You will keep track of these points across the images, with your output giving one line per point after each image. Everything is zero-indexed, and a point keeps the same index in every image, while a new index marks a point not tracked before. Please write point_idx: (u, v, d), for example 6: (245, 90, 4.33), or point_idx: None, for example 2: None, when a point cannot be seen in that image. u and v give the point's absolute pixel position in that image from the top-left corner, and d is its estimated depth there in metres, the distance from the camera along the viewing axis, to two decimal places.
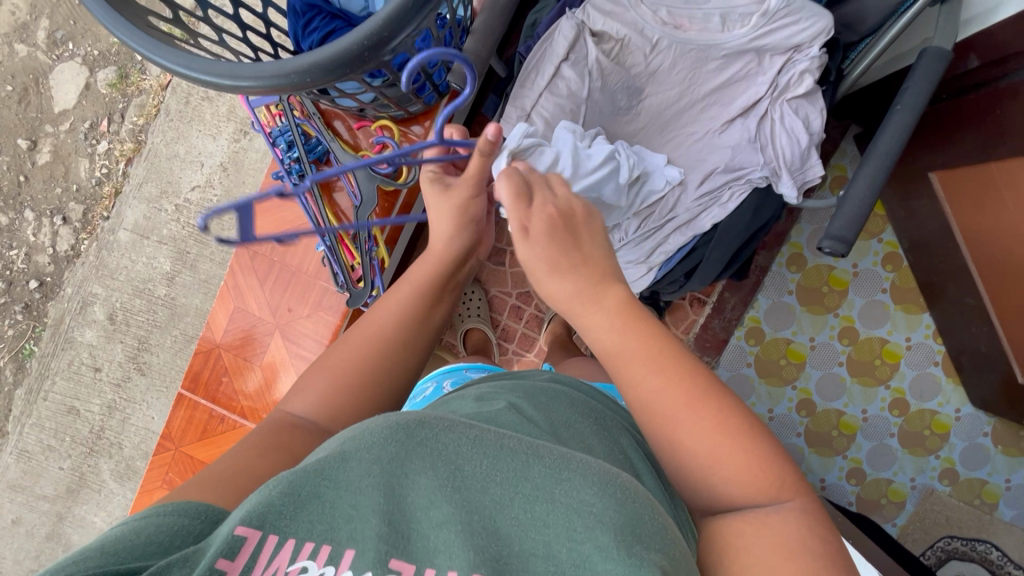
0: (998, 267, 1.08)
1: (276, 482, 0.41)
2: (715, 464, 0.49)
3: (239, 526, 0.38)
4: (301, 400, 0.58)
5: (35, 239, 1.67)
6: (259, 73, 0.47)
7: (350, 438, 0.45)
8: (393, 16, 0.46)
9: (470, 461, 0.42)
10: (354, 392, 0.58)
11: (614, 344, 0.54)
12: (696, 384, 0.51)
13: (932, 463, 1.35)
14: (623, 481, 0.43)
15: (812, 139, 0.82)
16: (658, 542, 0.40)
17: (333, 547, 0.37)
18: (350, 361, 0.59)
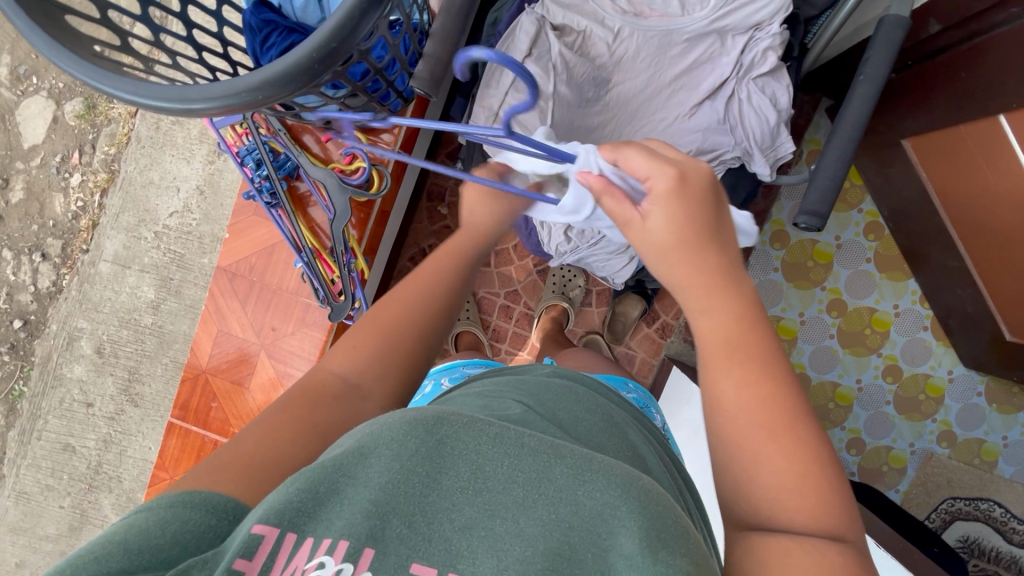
0: (976, 228, 1.09)
1: (296, 477, 0.40)
2: (775, 479, 0.47)
3: (256, 524, 0.37)
4: (338, 360, 0.56)
5: (15, 277, 1.65)
6: (210, 94, 0.46)
7: (366, 433, 0.43)
8: (341, 24, 0.45)
9: (490, 461, 0.41)
10: (391, 368, 0.57)
11: (737, 334, 0.52)
12: (787, 400, 0.50)
13: (929, 427, 1.37)
14: (646, 484, 0.41)
15: (780, 116, 0.82)
16: (684, 546, 0.38)
17: (353, 544, 0.36)
18: (389, 329, 0.57)
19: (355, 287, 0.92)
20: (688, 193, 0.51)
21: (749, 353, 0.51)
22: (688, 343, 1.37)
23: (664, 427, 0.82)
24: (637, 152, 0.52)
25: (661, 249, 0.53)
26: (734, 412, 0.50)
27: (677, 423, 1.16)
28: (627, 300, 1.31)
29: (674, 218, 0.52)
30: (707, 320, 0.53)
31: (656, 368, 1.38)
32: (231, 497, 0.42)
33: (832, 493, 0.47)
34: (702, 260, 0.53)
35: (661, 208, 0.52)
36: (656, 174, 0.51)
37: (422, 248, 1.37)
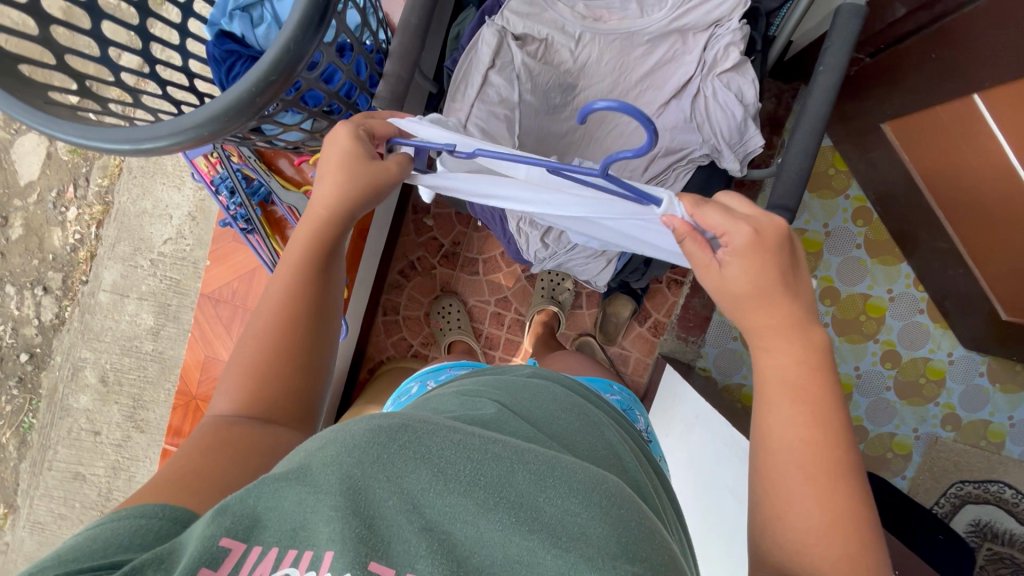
0: (962, 208, 1.07)
1: (259, 488, 0.39)
2: (806, 532, 0.47)
3: (222, 537, 0.36)
4: (223, 403, 0.55)
5: (20, 312, 1.69)
6: (158, 133, 0.47)
7: (329, 440, 0.43)
8: (280, 57, 0.46)
9: (452, 466, 0.41)
10: (278, 373, 0.57)
11: (797, 374, 0.52)
12: (839, 448, 0.49)
13: (932, 411, 1.35)
14: (608, 487, 0.42)
15: (748, 110, 0.80)
16: (643, 550, 0.39)
17: (315, 552, 0.35)
18: (257, 347, 0.57)
19: None
20: (768, 246, 0.52)
21: (810, 391, 0.51)
22: (681, 340, 1.37)
23: (647, 429, 0.83)
24: (713, 208, 0.53)
25: (737, 296, 0.54)
26: (783, 452, 0.50)
27: (672, 421, 1.16)
28: (617, 301, 1.30)
29: (752, 269, 0.52)
30: (769, 359, 0.53)
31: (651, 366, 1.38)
32: (187, 508, 0.43)
33: (866, 548, 0.47)
34: (769, 314, 0.53)
35: (739, 258, 0.53)
36: (737, 228, 0.52)
37: (410, 261, 1.38)
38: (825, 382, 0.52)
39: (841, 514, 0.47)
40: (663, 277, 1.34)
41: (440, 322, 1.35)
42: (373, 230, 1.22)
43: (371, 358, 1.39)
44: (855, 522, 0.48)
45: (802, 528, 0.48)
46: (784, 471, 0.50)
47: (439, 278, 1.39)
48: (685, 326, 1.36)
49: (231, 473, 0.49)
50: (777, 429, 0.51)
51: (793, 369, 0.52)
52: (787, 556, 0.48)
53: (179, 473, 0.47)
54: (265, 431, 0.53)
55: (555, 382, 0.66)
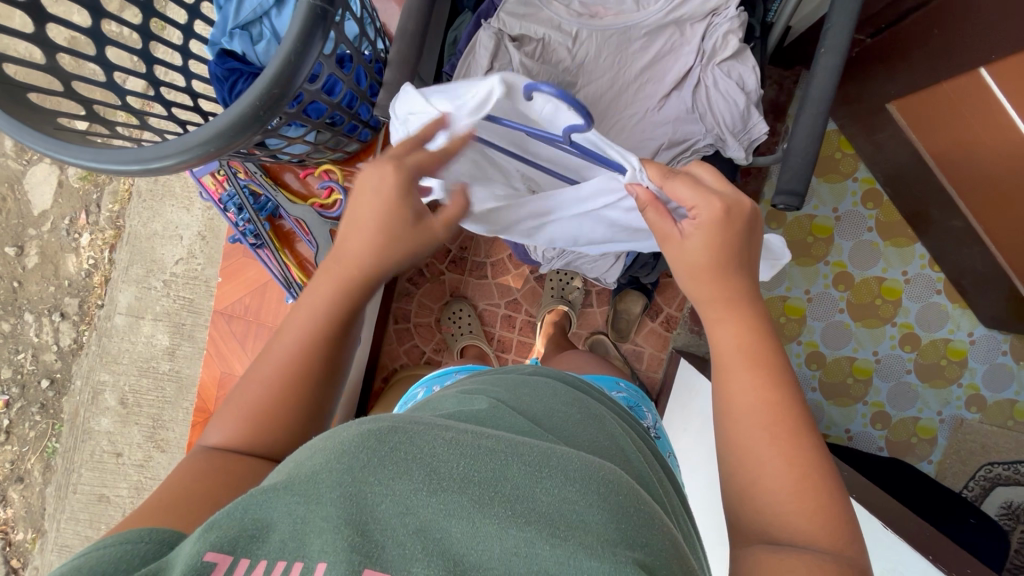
0: (975, 184, 1.05)
1: (247, 501, 0.38)
2: (778, 497, 0.48)
3: (207, 552, 0.35)
4: (219, 433, 0.55)
5: (39, 339, 1.71)
6: (165, 152, 0.48)
7: (315, 450, 0.43)
8: (280, 69, 0.47)
9: (446, 463, 0.40)
10: (281, 412, 0.55)
11: (747, 344, 0.52)
12: (795, 413, 0.50)
13: (956, 393, 1.32)
14: (605, 475, 0.43)
15: (749, 98, 0.81)
16: (644, 537, 0.40)
17: (306, 563, 0.35)
18: (265, 388, 0.55)
19: None
20: (732, 221, 0.52)
21: (764, 359, 0.52)
22: (695, 333, 1.35)
23: (654, 426, 0.83)
24: (681, 182, 0.53)
25: (694, 269, 0.54)
26: (743, 421, 0.51)
27: (689, 414, 1.15)
28: (627, 298, 1.29)
29: (712, 244, 0.52)
30: (720, 332, 0.54)
31: (665, 361, 1.37)
32: (172, 529, 0.42)
33: (839, 507, 0.48)
34: (712, 287, 0.54)
35: (703, 233, 0.52)
36: (701, 202, 0.52)
37: (419, 268, 1.39)
38: (780, 352, 0.53)
39: (811, 475, 0.48)
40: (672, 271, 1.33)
41: (451, 327, 1.36)
42: None
43: (385, 367, 1.40)
44: (826, 482, 0.48)
45: (775, 493, 0.48)
46: (746, 440, 0.50)
47: (448, 284, 1.39)
48: (698, 319, 1.35)
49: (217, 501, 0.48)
50: (734, 399, 0.51)
51: (747, 338, 0.52)
52: (764, 523, 0.48)
53: (166, 502, 0.46)
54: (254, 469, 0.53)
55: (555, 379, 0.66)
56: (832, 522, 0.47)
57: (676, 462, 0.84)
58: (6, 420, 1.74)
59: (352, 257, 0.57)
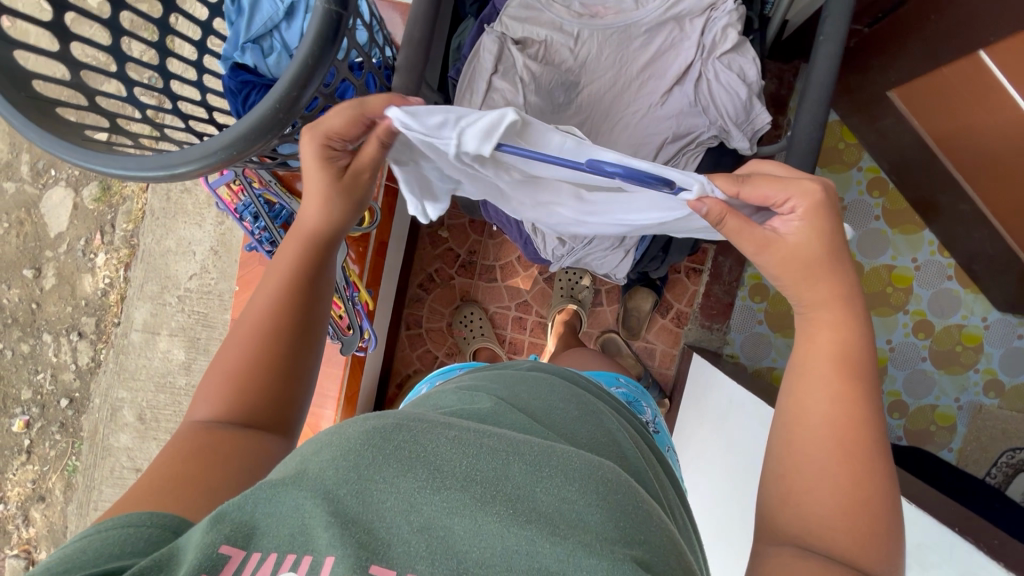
0: (981, 167, 1.05)
1: (257, 494, 0.39)
2: (823, 507, 0.48)
3: (222, 544, 0.36)
4: (207, 407, 0.55)
5: (57, 358, 1.74)
6: (188, 157, 0.50)
7: (320, 446, 0.44)
8: (298, 72, 0.49)
9: (449, 461, 0.41)
10: (261, 378, 0.56)
11: (839, 354, 0.52)
12: (869, 436, 0.50)
13: (973, 378, 1.32)
14: (605, 473, 0.43)
15: (751, 89, 0.82)
16: (641, 533, 0.41)
17: (314, 557, 0.35)
18: (241, 354, 0.57)
19: (361, 318, 1.04)
20: (829, 206, 0.51)
21: (856, 375, 0.52)
22: (706, 328, 1.35)
23: (654, 420, 0.85)
24: (766, 181, 0.51)
25: (809, 265, 0.53)
26: (810, 427, 0.51)
27: (704, 408, 1.15)
28: (637, 295, 1.30)
29: (818, 234, 0.52)
30: (813, 340, 0.54)
31: (678, 358, 1.38)
32: (178, 517, 0.44)
33: (885, 530, 0.48)
34: (812, 289, 0.53)
35: (806, 223, 0.51)
36: (795, 192, 0.50)
37: (429, 273, 1.40)
38: (870, 368, 0.53)
39: (863, 491, 0.48)
40: (680, 267, 1.34)
41: (463, 331, 1.37)
42: (392, 246, 1.24)
43: (398, 373, 1.41)
44: (877, 504, 0.48)
45: (824, 503, 0.48)
46: (808, 445, 0.51)
47: (458, 289, 1.40)
48: (708, 314, 1.35)
49: (203, 478, 0.48)
50: (809, 405, 0.52)
51: (839, 347, 0.52)
52: (803, 530, 0.49)
53: (161, 480, 0.48)
54: (242, 437, 0.53)
55: (552, 374, 0.68)
56: (873, 541, 0.47)
57: (675, 455, 0.85)
58: (26, 440, 1.76)
59: (307, 229, 0.60)
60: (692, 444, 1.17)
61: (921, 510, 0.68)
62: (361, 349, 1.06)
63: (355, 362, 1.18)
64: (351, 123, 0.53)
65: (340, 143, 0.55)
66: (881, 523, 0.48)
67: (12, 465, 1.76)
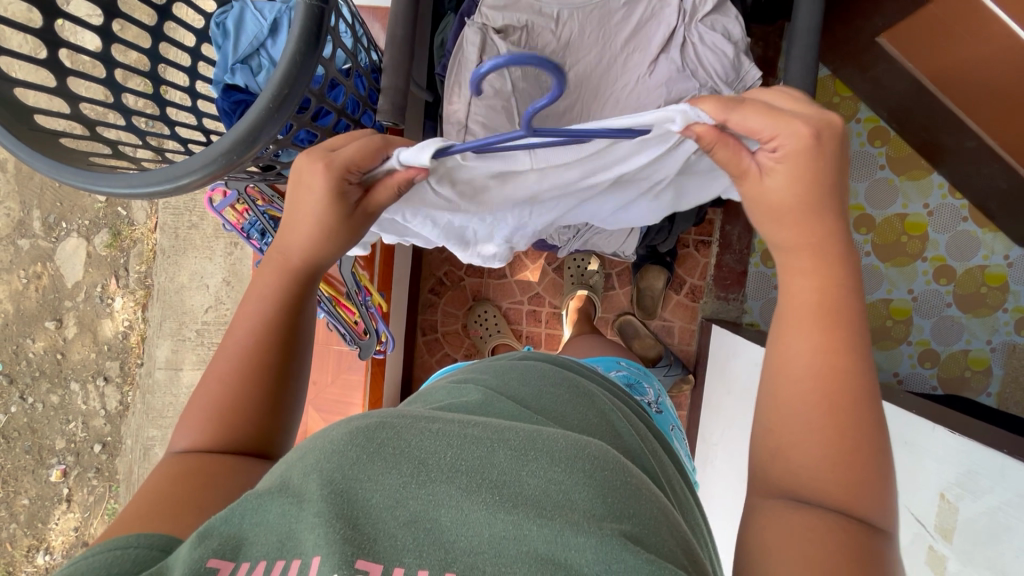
0: (984, 101, 1.03)
1: (245, 505, 0.39)
2: (813, 462, 0.45)
3: (210, 558, 0.35)
4: (187, 435, 0.53)
5: (87, 406, 1.77)
6: (194, 167, 0.51)
7: (304, 451, 0.43)
8: (289, 70, 0.51)
9: (433, 453, 0.41)
10: (241, 424, 0.53)
11: (818, 302, 0.49)
12: (855, 379, 0.46)
13: (1002, 319, 1.28)
14: (591, 451, 0.43)
15: (738, 46, 0.84)
16: (631, 509, 0.40)
17: (302, 560, 0.35)
18: (217, 395, 0.54)
19: (377, 321, 1.04)
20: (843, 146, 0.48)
21: (840, 320, 0.48)
22: (722, 300, 1.34)
23: (656, 399, 0.84)
24: (757, 111, 0.47)
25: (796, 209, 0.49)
26: (790, 381, 0.48)
27: (730, 376, 1.14)
28: (649, 274, 1.29)
29: (801, 173, 0.48)
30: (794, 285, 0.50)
31: (696, 333, 1.37)
32: (165, 535, 0.42)
33: (877, 480, 0.45)
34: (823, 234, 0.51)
35: (786, 164, 0.48)
36: (786, 125, 0.47)
37: (438, 277, 1.41)
38: None
39: (850, 442, 0.45)
40: (687, 241, 1.33)
41: (479, 330, 1.37)
42: (400, 252, 1.25)
43: (420, 379, 1.42)
44: (867, 455, 0.45)
45: (813, 458, 0.45)
46: (795, 401, 0.47)
47: (469, 289, 1.40)
48: (723, 285, 1.33)
49: (193, 499, 0.47)
50: (794, 354, 0.48)
51: (821, 293, 0.49)
52: (794, 484, 0.46)
53: (150, 507, 0.45)
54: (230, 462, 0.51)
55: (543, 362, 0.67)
56: (863, 494, 0.44)
57: (681, 434, 0.84)
58: (64, 489, 1.79)
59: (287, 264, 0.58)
60: (722, 414, 1.16)
61: (968, 442, 0.66)
62: (380, 353, 1.06)
63: (375, 368, 1.19)
64: (369, 149, 0.54)
65: (357, 176, 0.54)
66: (876, 471, 0.45)
67: (54, 515, 1.79)
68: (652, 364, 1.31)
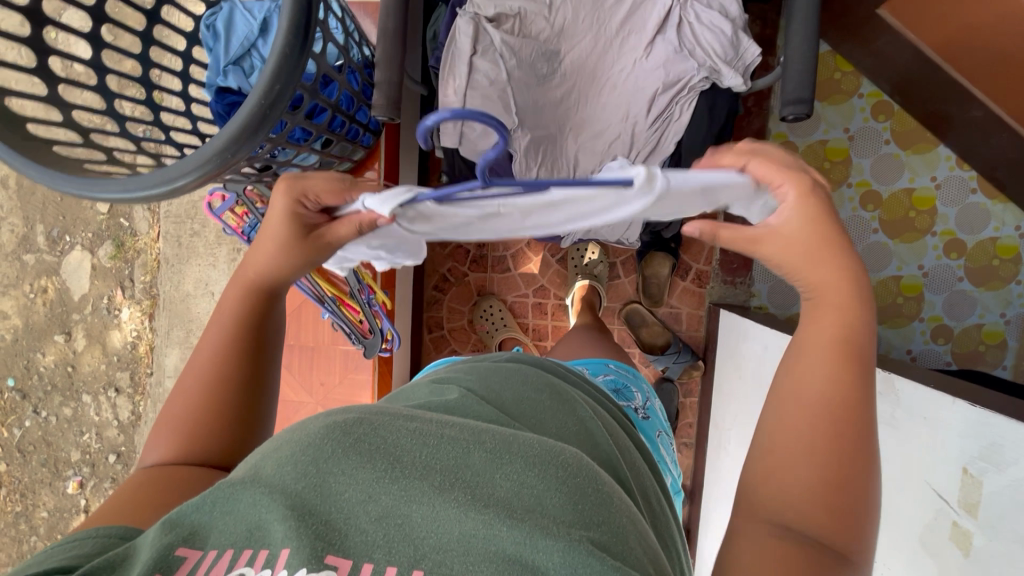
0: (991, 69, 1.01)
1: (215, 494, 0.39)
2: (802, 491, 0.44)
3: (177, 547, 0.36)
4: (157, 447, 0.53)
5: (100, 417, 1.78)
6: (187, 168, 0.50)
7: (282, 443, 0.43)
8: (279, 64, 0.50)
9: (409, 453, 0.41)
10: (209, 440, 0.53)
11: (842, 341, 0.47)
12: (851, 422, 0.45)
13: (1016, 291, 1.26)
14: (566, 457, 0.42)
15: (736, 23, 0.82)
16: (602, 512, 0.40)
17: (270, 551, 0.35)
18: (184, 408, 0.53)
19: (381, 318, 1.03)
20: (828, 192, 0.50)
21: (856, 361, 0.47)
22: (729, 284, 1.33)
23: (644, 404, 0.84)
24: (772, 165, 0.49)
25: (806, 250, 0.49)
26: (801, 406, 0.47)
27: (740, 360, 1.13)
28: (654, 261, 1.29)
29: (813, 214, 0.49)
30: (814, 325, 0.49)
31: (704, 318, 1.36)
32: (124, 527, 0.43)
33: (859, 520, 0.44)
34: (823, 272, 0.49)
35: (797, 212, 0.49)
36: (791, 180, 0.49)
37: (442, 273, 1.40)
38: None
39: (841, 476, 0.44)
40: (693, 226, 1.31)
41: (485, 324, 1.37)
42: None
43: None
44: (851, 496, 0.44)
45: (798, 487, 0.45)
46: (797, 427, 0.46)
47: (473, 284, 1.40)
48: (729, 269, 1.32)
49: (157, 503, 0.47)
50: (806, 384, 0.47)
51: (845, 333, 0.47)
52: (780, 511, 0.45)
53: (115, 507, 0.46)
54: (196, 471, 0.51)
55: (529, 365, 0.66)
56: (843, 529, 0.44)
57: (668, 440, 0.85)
58: (82, 500, 1.80)
59: (250, 280, 0.58)
60: (734, 399, 1.15)
61: (986, 414, 0.65)
62: (385, 351, 1.06)
63: (383, 367, 1.19)
64: (335, 188, 0.54)
65: (314, 204, 0.55)
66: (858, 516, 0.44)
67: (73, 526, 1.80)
68: (661, 351, 1.32)
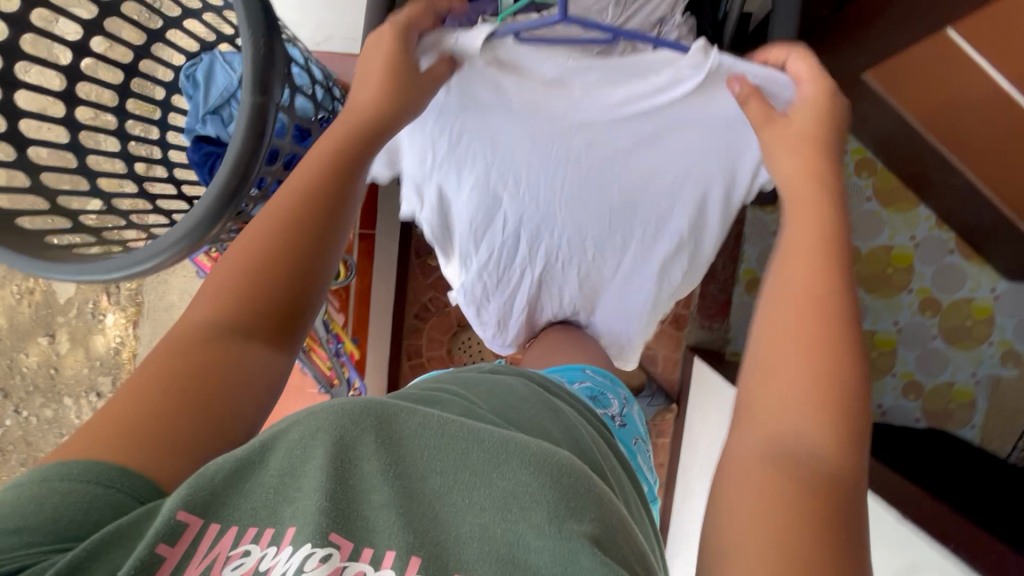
0: (972, 140, 1.01)
1: (223, 467, 0.41)
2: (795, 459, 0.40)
3: (179, 510, 0.38)
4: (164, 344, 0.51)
5: (82, 419, 1.79)
6: (147, 254, 0.52)
7: (292, 422, 0.44)
8: (237, 158, 0.51)
9: (414, 448, 0.42)
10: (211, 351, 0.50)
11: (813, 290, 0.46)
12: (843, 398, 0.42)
13: (988, 351, 1.28)
14: (560, 457, 0.43)
15: None
16: (594, 510, 0.41)
17: (277, 528, 0.38)
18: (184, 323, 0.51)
19: (348, 368, 1.04)
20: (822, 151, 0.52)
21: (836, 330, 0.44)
22: (706, 329, 1.34)
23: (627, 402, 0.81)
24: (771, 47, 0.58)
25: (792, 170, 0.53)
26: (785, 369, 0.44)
27: (709, 410, 1.14)
28: None
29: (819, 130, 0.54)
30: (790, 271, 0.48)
31: (680, 360, 1.37)
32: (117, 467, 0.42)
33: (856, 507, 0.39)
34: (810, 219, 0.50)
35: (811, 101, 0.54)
36: (804, 61, 0.56)
37: (423, 302, 1.41)
38: None
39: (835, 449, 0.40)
40: None
41: (462, 356, 1.40)
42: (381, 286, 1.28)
43: None
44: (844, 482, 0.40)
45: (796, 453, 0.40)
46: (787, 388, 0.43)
47: (453, 315, 1.41)
48: (706, 314, 1.33)
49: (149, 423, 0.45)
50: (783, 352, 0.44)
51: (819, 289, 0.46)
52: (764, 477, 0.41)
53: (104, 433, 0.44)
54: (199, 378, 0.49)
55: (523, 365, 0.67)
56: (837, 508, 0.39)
57: (648, 446, 0.82)
58: None
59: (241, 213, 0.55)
60: (701, 446, 1.17)
61: None
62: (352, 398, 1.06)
63: None
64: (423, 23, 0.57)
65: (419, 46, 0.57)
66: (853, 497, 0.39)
67: None
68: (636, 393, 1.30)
